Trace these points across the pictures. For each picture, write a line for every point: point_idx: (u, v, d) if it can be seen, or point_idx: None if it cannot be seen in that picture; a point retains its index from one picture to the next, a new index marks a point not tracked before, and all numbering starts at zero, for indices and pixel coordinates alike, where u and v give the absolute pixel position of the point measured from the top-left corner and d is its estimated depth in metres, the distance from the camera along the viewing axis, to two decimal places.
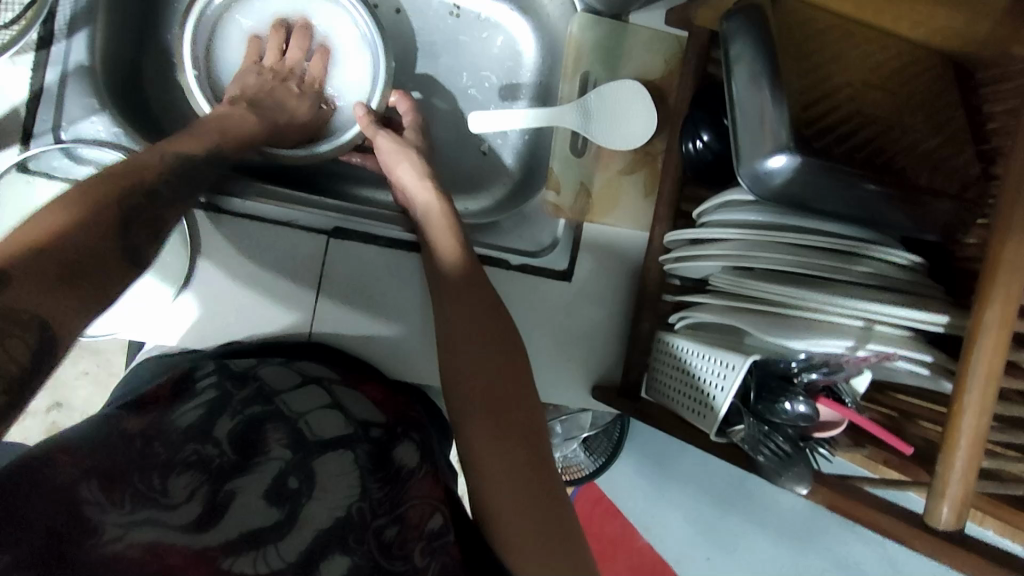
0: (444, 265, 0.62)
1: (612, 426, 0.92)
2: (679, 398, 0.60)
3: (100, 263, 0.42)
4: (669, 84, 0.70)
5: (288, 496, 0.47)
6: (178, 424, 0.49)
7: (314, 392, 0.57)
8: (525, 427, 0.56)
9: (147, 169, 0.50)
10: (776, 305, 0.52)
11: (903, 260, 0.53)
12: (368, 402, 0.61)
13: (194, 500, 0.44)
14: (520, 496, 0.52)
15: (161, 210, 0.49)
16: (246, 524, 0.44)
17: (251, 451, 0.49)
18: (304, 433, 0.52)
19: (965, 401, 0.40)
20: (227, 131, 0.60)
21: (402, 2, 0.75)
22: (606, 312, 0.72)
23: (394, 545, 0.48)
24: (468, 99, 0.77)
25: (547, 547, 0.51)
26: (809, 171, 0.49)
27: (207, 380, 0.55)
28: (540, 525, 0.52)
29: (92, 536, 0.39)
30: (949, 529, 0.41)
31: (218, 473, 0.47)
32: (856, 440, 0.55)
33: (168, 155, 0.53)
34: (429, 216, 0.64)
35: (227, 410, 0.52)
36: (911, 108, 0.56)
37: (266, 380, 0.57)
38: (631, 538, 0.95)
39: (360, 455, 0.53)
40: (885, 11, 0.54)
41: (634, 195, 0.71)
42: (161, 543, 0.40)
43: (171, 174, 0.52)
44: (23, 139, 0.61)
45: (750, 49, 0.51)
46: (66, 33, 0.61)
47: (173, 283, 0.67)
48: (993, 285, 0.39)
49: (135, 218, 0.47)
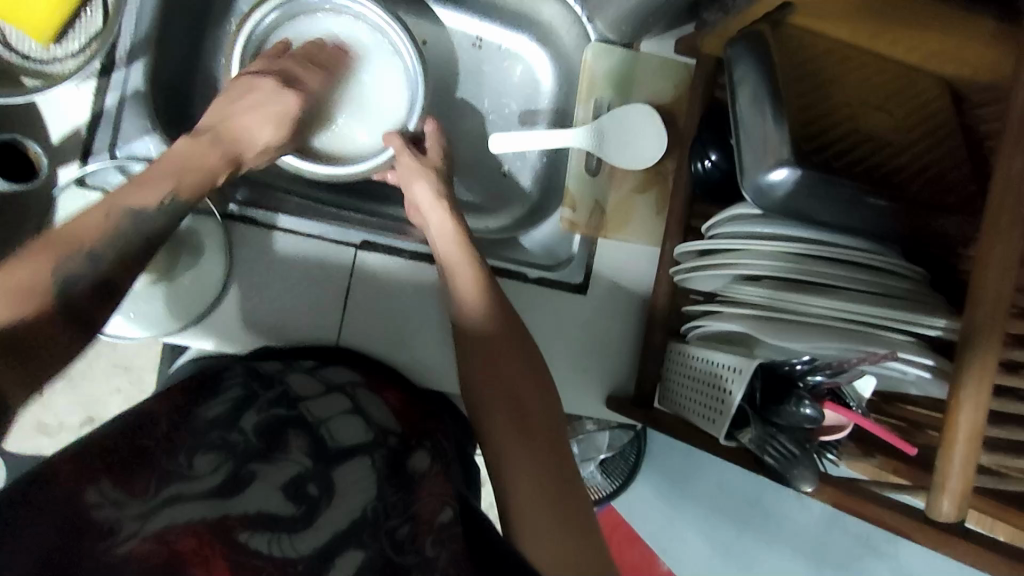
0: (460, 275, 0.64)
1: (628, 448, 0.95)
2: (694, 405, 0.62)
3: (43, 339, 0.40)
4: (678, 108, 0.74)
5: (308, 498, 0.47)
6: (205, 416, 0.51)
7: (337, 398, 0.60)
8: (551, 437, 0.59)
9: (86, 233, 0.46)
10: (782, 312, 0.55)
11: (903, 272, 0.55)
12: (388, 411, 0.63)
13: (218, 472, 0.46)
14: (535, 491, 0.55)
15: (114, 274, 0.46)
16: (263, 505, 0.44)
17: (273, 445, 0.51)
18: (325, 441, 0.54)
19: (961, 397, 0.41)
20: (184, 175, 0.54)
21: (427, 35, 0.80)
22: (621, 323, 0.74)
23: (406, 541, 0.47)
24: (489, 123, 0.81)
25: (565, 541, 0.53)
26: (807, 184, 0.52)
27: (234, 379, 0.58)
28: (561, 522, 0.54)
29: (107, 539, 0.39)
30: (949, 521, 0.42)
31: (243, 455, 0.48)
32: (864, 450, 0.57)
33: (117, 213, 0.48)
34: (445, 235, 0.67)
35: (252, 406, 0.54)
36: (910, 125, 0.59)
37: (292, 387, 0.59)
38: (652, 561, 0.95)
39: (377, 460, 0.54)
40: (879, 37, 0.58)
41: (644, 214, 0.74)
42: (172, 528, 0.40)
43: (117, 235, 0.47)
44: (82, 157, 0.67)
45: (752, 73, 0.55)
46: (125, 62, 0.67)
47: (169, 324, 0.70)
48: (983, 284, 0.41)
49: (87, 282, 0.44)
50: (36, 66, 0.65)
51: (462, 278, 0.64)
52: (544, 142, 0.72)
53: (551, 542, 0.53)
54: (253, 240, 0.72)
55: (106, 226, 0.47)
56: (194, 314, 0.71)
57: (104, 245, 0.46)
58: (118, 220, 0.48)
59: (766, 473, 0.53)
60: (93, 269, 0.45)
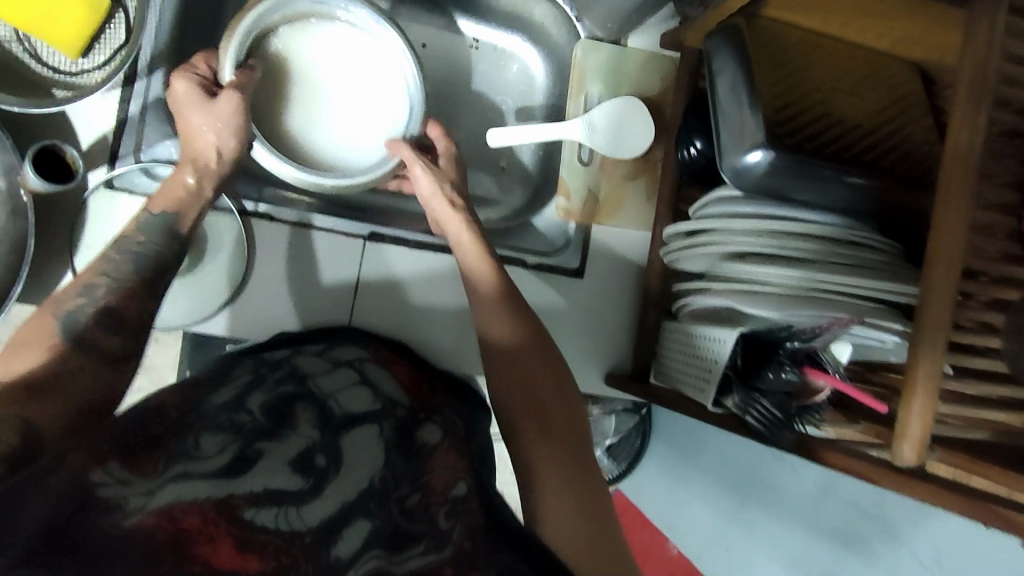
0: (467, 270, 0.69)
1: (633, 434, 1.05)
2: (684, 376, 0.66)
3: (72, 376, 0.49)
4: (665, 99, 0.78)
5: (315, 467, 0.49)
6: (215, 402, 0.54)
7: (346, 371, 0.63)
8: (558, 414, 0.61)
9: (86, 274, 0.56)
10: (761, 284, 0.58)
11: (874, 245, 0.58)
12: (397, 383, 0.65)
13: (226, 453, 0.47)
14: (547, 454, 0.58)
15: (123, 304, 0.55)
16: (270, 482, 0.45)
17: (281, 421, 0.53)
18: (332, 409, 0.56)
19: (918, 349, 0.45)
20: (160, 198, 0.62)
21: (426, 38, 0.83)
22: (618, 304, 0.78)
23: (417, 510, 0.48)
24: (488, 120, 0.85)
25: (580, 516, 0.54)
26: (781, 166, 0.56)
27: (246, 368, 0.61)
28: (574, 491, 0.56)
29: (112, 513, 0.39)
30: (911, 465, 0.46)
31: (249, 434, 0.50)
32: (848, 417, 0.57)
33: (112, 251, 0.58)
34: (452, 220, 0.70)
35: (261, 388, 0.57)
36: (882, 108, 0.62)
37: (299, 365, 0.63)
38: (661, 544, 1.04)
39: (386, 430, 0.57)
40: (850, 26, 0.62)
41: (636, 200, 0.78)
42: (178, 504, 0.41)
43: (108, 267, 0.56)
44: (110, 161, 0.71)
45: (730, 63, 0.60)
46: (147, 72, 0.71)
47: (194, 316, 0.74)
48: (938, 250, 0.44)
49: (105, 323, 0.53)
50: (66, 79, 0.70)
51: (468, 263, 0.69)
52: (547, 134, 0.75)
53: (554, 509, 0.53)
54: (268, 235, 0.76)
55: (102, 261, 0.57)
56: (218, 304, 0.74)
57: (100, 279, 0.55)
58: (105, 254, 0.58)
59: (754, 434, 0.57)
60: (91, 301, 0.54)
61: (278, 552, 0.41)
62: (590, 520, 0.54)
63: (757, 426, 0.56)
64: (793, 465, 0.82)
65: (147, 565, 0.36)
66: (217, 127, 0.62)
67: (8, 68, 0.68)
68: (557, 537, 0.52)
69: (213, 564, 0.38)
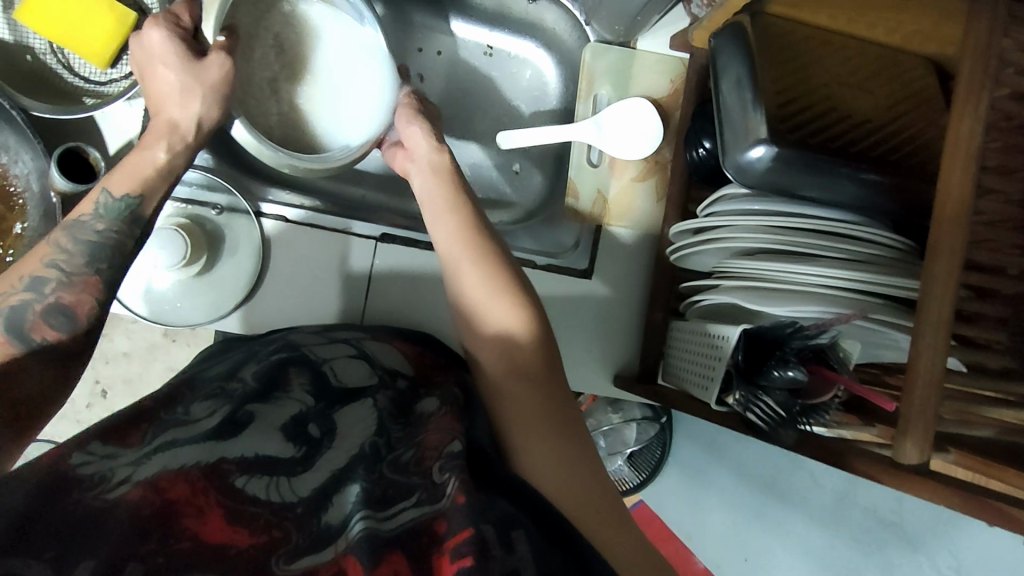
0: (445, 224, 0.61)
1: (654, 443, 1.02)
2: (691, 374, 0.65)
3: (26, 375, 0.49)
4: (675, 103, 0.77)
5: (309, 439, 0.52)
6: (210, 376, 0.58)
7: (342, 346, 0.65)
8: (547, 371, 0.56)
9: (27, 261, 0.53)
10: (771, 279, 0.57)
11: (885, 239, 0.55)
12: (398, 355, 0.67)
13: (215, 415, 0.51)
14: (529, 402, 0.53)
15: (79, 296, 0.54)
16: (263, 449, 0.48)
17: (274, 387, 0.57)
18: (328, 379, 0.60)
19: (919, 340, 0.43)
20: (132, 171, 0.57)
21: (442, 45, 0.86)
22: (628, 305, 0.78)
23: (410, 463, 0.49)
24: (501, 124, 0.87)
25: (572, 469, 0.50)
26: (784, 161, 0.56)
27: (253, 351, 0.63)
28: (561, 440, 0.52)
29: (95, 489, 0.40)
30: (914, 463, 0.44)
31: (240, 399, 0.54)
32: (866, 421, 0.55)
33: (68, 240, 0.55)
34: (428, 186, 0.64)
35: (256, 358, 0.61)
36: (897, 100, 0.61)
37: (295, 338, 0.65)
38: (686, 559, 0.97)
39: (382, 401, 0.58)
40: (859, 20, 0.62)
41: (646, 201, 0.78)
42: (164, 476, 0.42)
43: (56, 255, 0.54)
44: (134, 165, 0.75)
45: (734, 63, 0.60)
46: None
47: (211, 313, 0.77)
48: (939, 237, 0.43)
49: (53, 320, 0.52)
50: (94, 87, 0.74)
51: (440, 222, 0.62)
52: (562, 136, 0.76)
53: (557, 470, 0.50)
54: (283, 236, 0.77)
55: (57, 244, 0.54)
56: (234, 301, 0.76)
57: (44, 267, 0.53)
58: (55, 241, 0.55)
59: (757, 432, 0.56)
60: (37, 296, 0.52)
61: (268, 525, 0.42)
62: (583, 468, 0.50)
63: (759, 423, 0.55)
64: (811, 473, 0.83)
65: (132, 539, 0.37)
66: (201, 92, 0.58)
67: (43, 79, 0.73)
68: (553, 490, 0.48)
69: (202, 534, 0.40)
